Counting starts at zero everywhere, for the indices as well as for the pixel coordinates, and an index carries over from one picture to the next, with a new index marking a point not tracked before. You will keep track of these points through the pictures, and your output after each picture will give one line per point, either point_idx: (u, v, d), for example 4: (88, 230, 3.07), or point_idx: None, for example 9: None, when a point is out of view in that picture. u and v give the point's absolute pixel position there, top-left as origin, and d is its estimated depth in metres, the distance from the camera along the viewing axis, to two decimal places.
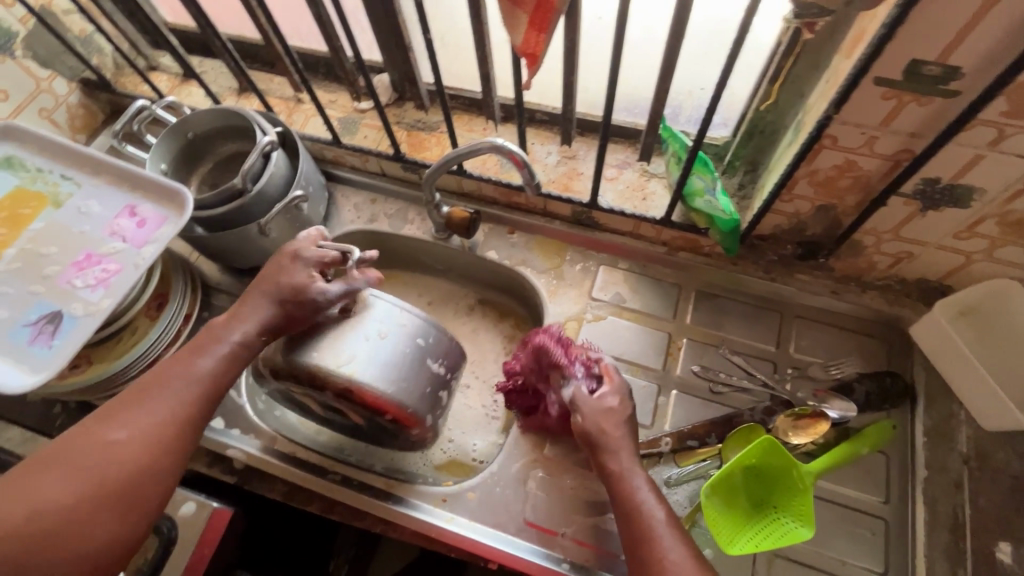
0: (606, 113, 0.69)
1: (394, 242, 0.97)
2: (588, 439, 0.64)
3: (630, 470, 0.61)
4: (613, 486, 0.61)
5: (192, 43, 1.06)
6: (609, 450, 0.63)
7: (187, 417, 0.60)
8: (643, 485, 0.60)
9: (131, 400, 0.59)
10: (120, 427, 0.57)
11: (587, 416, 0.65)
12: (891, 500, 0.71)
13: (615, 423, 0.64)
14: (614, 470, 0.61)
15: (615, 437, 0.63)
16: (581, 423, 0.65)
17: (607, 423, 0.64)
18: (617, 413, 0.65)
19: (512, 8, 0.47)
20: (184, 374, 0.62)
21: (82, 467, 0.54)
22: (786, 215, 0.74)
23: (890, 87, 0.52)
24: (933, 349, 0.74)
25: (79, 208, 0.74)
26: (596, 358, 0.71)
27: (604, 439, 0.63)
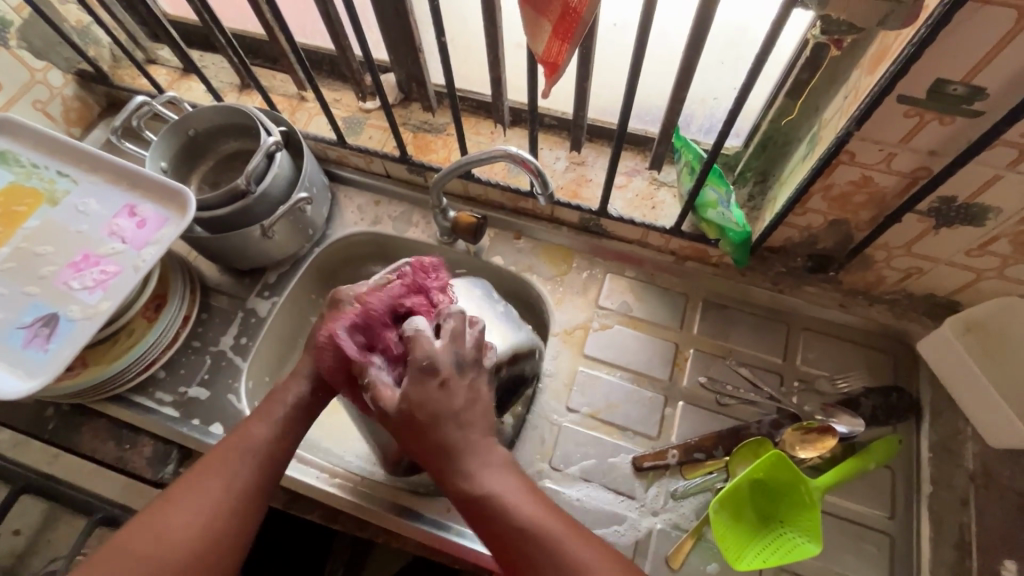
0: (621, 122, 0.68)
1: (398, 245, 0.96)
2: (412, 444, 0.55)
3: (482, 482, 0.53)
4: (465, 496, 0.53)
5: (193, 36, 1.03)
6: (466, 472, 0.54)
7: (256, 482, 0.57)
8: (514, 498, 0.53)
9: (200, 470, 0.56)
10: (181, 501, 0.54)
11: (395, 414, 0.55)
12: (898, 516, 0.71)
13: (430, 395, 0.55)
14: (480, 496, 0.52)
15: (437, 410, 0.54)
16: (403, 422, 0.55)
17: (422, 390, 0.55)
18: (438, 387, 0.55)
19: (536, 16, 0.46)
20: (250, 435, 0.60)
21: (151, 549, 0.51)
22: (797, 228, 0.74)
23: (913, 105, 0.52)
24: (938, 364, 0.74)
25: (76, 207, 0.72)
26: (440, 310, 0.61)
27: (428, 443, 0.54)
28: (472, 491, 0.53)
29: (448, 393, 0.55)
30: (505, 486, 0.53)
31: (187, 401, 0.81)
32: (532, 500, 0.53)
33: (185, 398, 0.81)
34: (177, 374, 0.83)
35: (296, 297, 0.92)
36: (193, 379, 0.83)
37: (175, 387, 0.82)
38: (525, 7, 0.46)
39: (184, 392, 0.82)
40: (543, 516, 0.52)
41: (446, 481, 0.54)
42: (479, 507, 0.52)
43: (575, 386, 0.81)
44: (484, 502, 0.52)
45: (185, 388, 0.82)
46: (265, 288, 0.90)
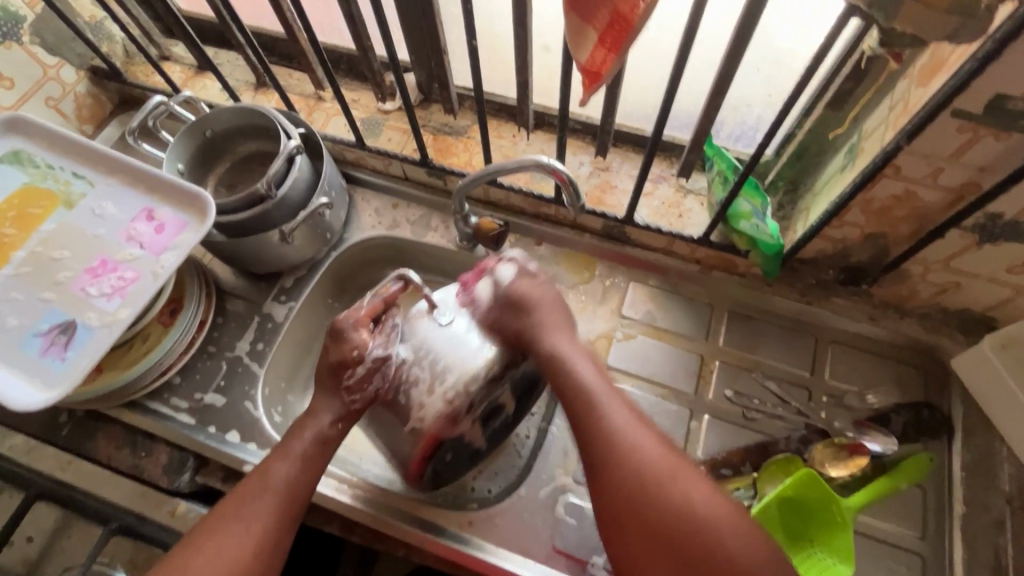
0: (656, 130, 0.66)
1: (415, 250, 0.94)
2: (518, 334, 0.67)
3: (578, 368, 0.62)
4: (547, 357, 0.64)
5: (209, 33, 1.01)
6: (569, 360, 0.63)
7: (274, 531, 0.58)
8: (606, 396, 0.60)
9: (217, 519, 0.57)
10: (216, 542, 0.56)
11: (501, 295, 0.69)
12: (928, 536, 0.70)
13: (538, 289, 0.69)
14: (585, 389, 0.60)
15: (538, 298, 0.68)
16: (501, 317, 0.68)
17: (533, 285, 0.69)
18: (539, 285, 0.69)
19: (582, 24, 0.44)
20: (269, 477, 0.60)
21: None
22: (831, 240, 0.72)
23: (968, 120, 0.50)
24: (974, 382, 0.73)
25: (93, 210, 0.70)
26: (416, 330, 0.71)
27: (528, 325, 0.66)
28: (577, 383, 0.61)
29: (533, 289, 0.69)
30: (603, 386, 0.61)
31: (203, 408, 0.80)
32: (621, 404, 0.60)
33: (201, 405, 0.80)
34: (193, 381, 0.82)
35: (312, 301, 0.90)
36: (209, 385, 0.81)
37: (191, 393, 0.81)
38: (571, 14, 0.44)
39: (200, 399, 0.80)
40: (634, 425, 0.58)
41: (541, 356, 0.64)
42: (580, 393, 0.60)
43: None
44: (583, 389, 0.60)
45: (200, 394, 0.81)
46: (281, 293, 0.88)
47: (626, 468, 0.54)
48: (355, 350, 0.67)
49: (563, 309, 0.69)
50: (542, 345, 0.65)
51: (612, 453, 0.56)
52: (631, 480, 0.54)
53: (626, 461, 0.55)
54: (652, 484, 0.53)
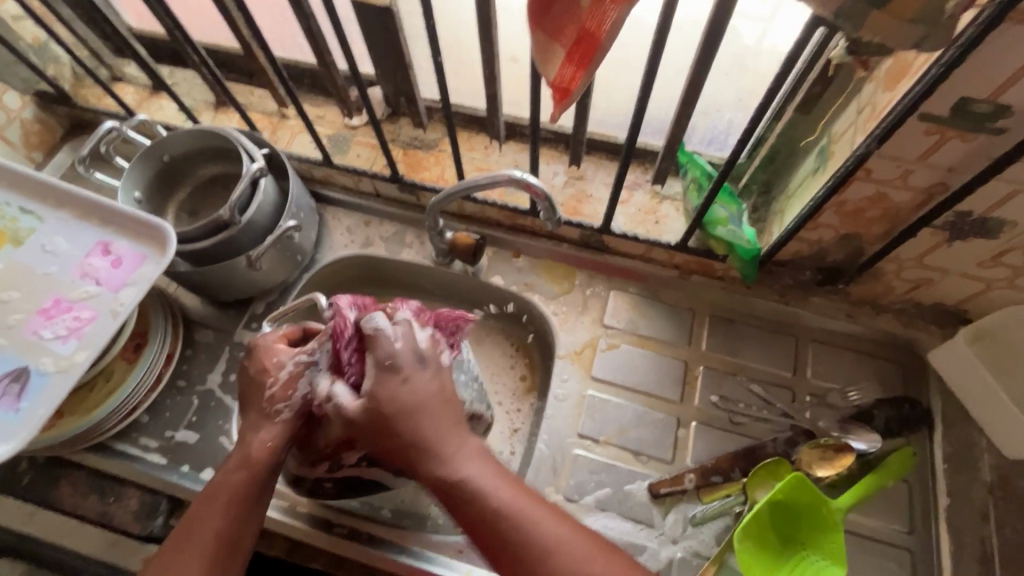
0: (629, 139, 0.65)
1: (391, 267, 0.91)
2: (382, 443, 0.54)
3: (466, 477, 0.52)
4: (421, 450, 0.53)
5: (162, 52, 0.97)
6: (443, 458, 0.53)
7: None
8: (484, 484, 0.52)
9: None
10: None
11: (360, 416, 0.54)
12: (916, 530, 0.70)
13: (409, 388, 0.54)
14: (456, 483, 0.52)
15: (411, 402, 0.54)
16: (375, 439, 0.54)
17: (412, 409, 0.54)
18: (410, 389, 0.54)
19: (548, 41, 0.43)
20: (201, 522, 0.54)
21: None
22: (807, 242, 0.72)
23: (934, 123, 0.50)
24: (949, 373, 0.74)
25: (43, 246, 0.66)
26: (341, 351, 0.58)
27: (404, 444, 0.53)
28: (449, 477, 0.52)
29: (402, 395, 0.54)
30: (478, 469, 0.53)
31: (175, 445, 0.76)
32: (528, 499, 0.52)
33: (173, 443, 0.76)
34: (163, 419, 0.78)
35: None
36: (180, 422, 0.78)
37: (162, 431, 0.77)
38: (536, 32, 0.43)
39: (171, 437, 0.77)
40: (519, 507, 0.51)
41: (419, 466, 0.53)
42: (460, 494, 0.52)
43: (584, 411, 0.78)
44: (465, 492, 0.52)
45: (171, 432, 0.77)
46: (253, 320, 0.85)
47: (528, 555, 0.50)
48: (273, 359, 0.61)
49: (449, 407, 0.55)
50: (428, 458, 0.53)
51: (511, 549, 0.50)
52: (544, 569, 0.49)
53: (535, 556, 0.49)
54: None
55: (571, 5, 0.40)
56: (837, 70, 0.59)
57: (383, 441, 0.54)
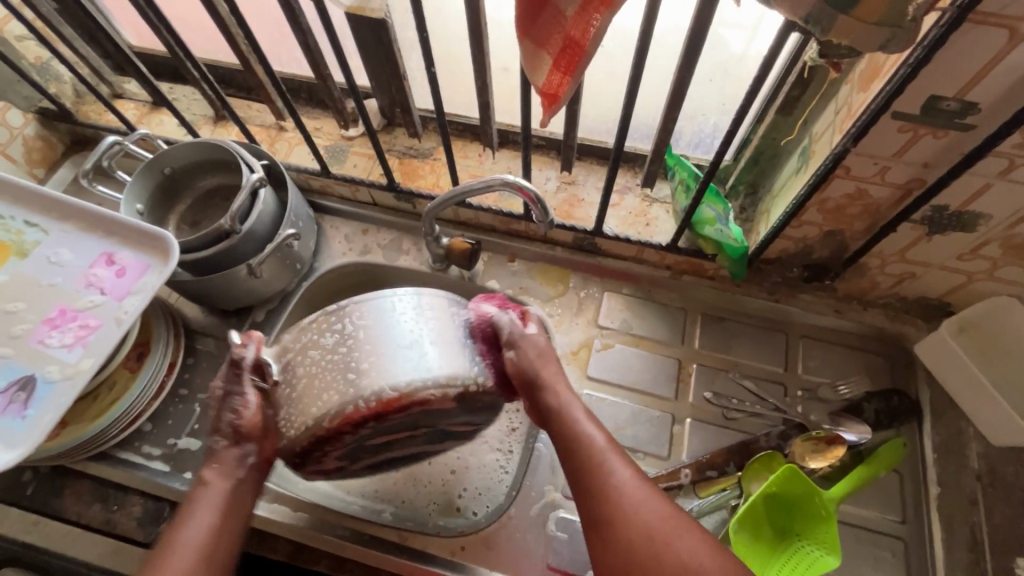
0: (618, 143, 0.67)
1: (389, 274, 0.93)
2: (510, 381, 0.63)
3: (574, 414, 0.60)
4: (536, 391, 0.61)
5: (163, 68, 0.99)
6: (555, 393, 0.61)
7: None
8: (585, 423, 0.59)
9: None
10: None
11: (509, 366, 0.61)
12: (908, 520, 0.72)
13: (542, 354, 0.62)
14: (564, 416, 0.59)
15: (544, 358, 0.62)
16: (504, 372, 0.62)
17: (543, 363, 0.61)
18: (545, 341, 0.64)
19: (536, 49, 0.45)
20: (181, 535, 0.55)
21: None
22: (793, 240, 0.74)
23: (907, 121, 0.53)
24: (936, 364, 0.76)
25: (48, 258, 0.67)
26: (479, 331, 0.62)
27: (535, 385, 0.61)
28: (558, 411, 0.60)
29: (537, 346, 0.62)
30: (580, 412, 0.60)
31: (178, 453, 0.77)
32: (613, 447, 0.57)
33: (175, 450, 0.77)
34: (165, 426, 0.79)
35: None
36: (182, 430, 0.79)
37: (165, 439, 0.78)
38: (523, 41, 0.45)
39: (173, 444, 0.78)
40: (609, 449, 0.57)
41: (539, 403, 0.61)
42: (563, 422, 0.59)
43: None
44: (567, 426, 0.59)
45: (174, 439, 0.78)
46: (253, 328, 0.86)
47: (604, 491, 0.54)
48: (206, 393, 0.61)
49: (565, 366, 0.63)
50: (546, 395, 0.60)
51: (594, 478, 0.55)
52: (612, 505, 0.53)
53: (607, 488, 0.54)
54: (627, 514, 0.52)
55: (557, 15, 0.43)
56: (813, 73, 0.61)
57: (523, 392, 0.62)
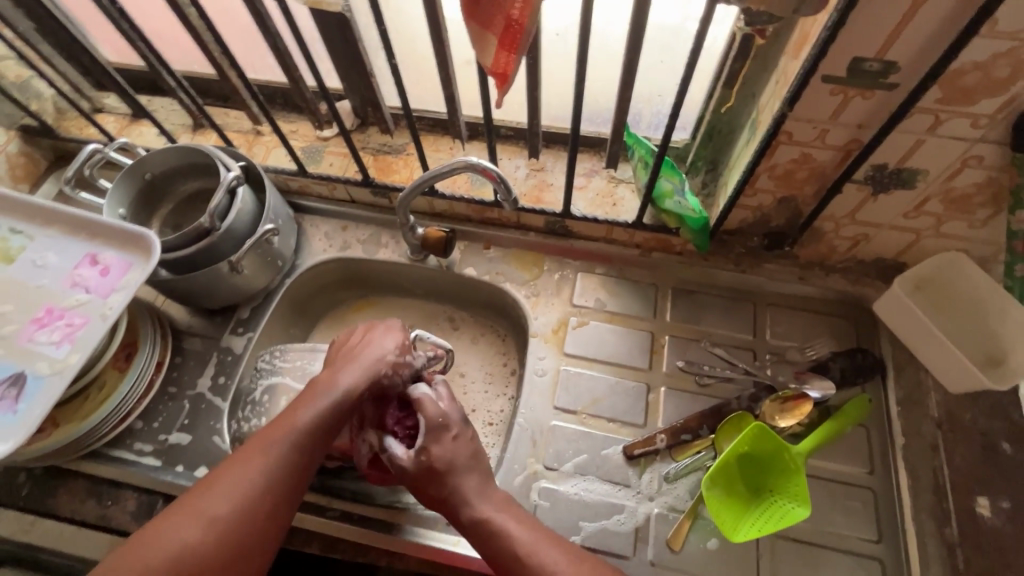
0: (575, 125, 0.71)
1: (369, 267, 0.95)
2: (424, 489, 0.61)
3: (492, 517, 0.59)
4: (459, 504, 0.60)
5: (141, 82, 1.02)
6: (471, 503, 0.60)
7: (336, 417, 0.62)
8: (504, 520, 0.59)
9: (300, 402, 0.62)
10: (288, 426, 0.60)
11: (415, 470, 0.61)
12: (877, 470, 0.74)
13: (448, 449, 0.62)
14: (484, 520, 0.59)
15: (452, 460, 0.61)
16: (422, 487, 0.61)
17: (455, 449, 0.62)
18: (454, 445, 0.62)
19: (481, 31, 0.49)
20: (341, 372, 0.65)
21: (253, 471, 0.56)
22: (750, 209, 0.78)
23: (836, 84, 0.56)
24: (894, 319, 0.79)
25: (34, 261, 0.70)
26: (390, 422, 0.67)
27: (445, 492, 0.60)
28: (477, 516, 0.59)
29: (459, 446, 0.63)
30: (498, 512, 0.59)
31: (169, 448, 0.79)
32: (529, 530, 0.58)
33: (166, 445, 0.80)
34: (156, 423, 0.81)
35: (270, 330, 0.91)
36: (172, 425, 0.81)
37: (155, 436, 0.80)
38: (469, 22, 0.49)
39: (164, 440, 0.80)
40: (538, 539, 0.57)
41: (455, 509, 0.60)
42: (484, 529, 0.59)
43: (559, 384, 0.83)
44: (486, 525, 0.58)
45: (165, 435, 0.80)
46: (238, 324, 0.89)
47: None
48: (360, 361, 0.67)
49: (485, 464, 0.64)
50: (466, 511, 0.60)
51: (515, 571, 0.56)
52: None
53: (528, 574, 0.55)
54: None
55: None
56: (755, 47, 0.64)
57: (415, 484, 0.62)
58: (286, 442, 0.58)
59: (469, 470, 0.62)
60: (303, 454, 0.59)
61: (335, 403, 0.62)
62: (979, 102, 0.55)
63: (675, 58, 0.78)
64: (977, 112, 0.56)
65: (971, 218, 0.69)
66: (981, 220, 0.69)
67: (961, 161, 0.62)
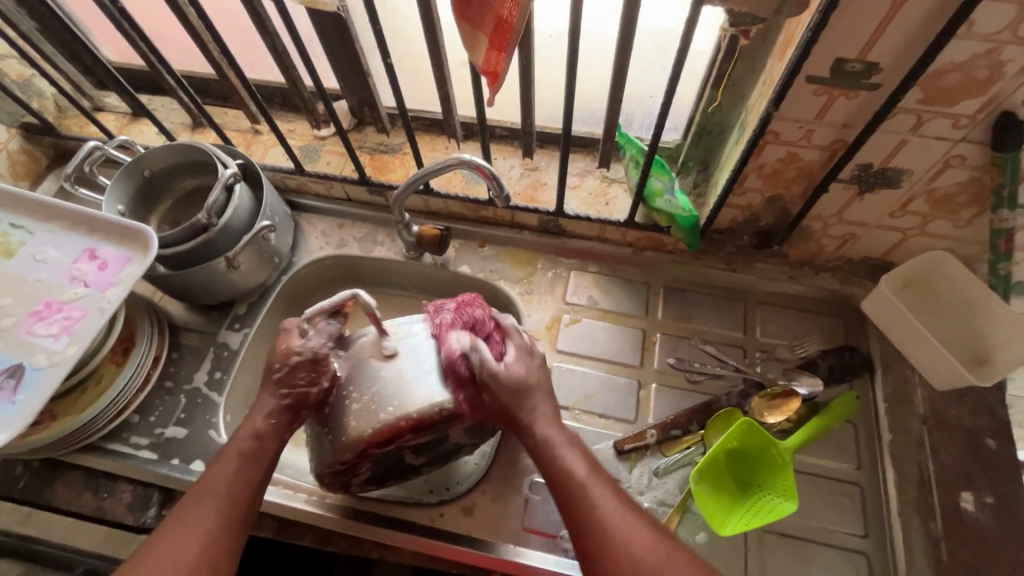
0: (566, 125, 0.72)
1: (365, 265, 0.97)
2: (503, 413, 0.64)
3: (556, 450, 0.62)
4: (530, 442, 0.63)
5: (141, 81, 1.03)
6: (533, 431, 0.63)
7: (272, 434, 0.64)
8: (566, 452, 0.62)
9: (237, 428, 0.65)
10: (231, 451, 0.63)
11: (503, 380, 0.63)
12: (863, 466, 0.75)
13: (533, 372, 0.66)
14: (542, 449, 0.62)
15: (532, 380, 0.65)
16: (506, 405, 0.63)
17: (517, 393, 0.63)
18: (536, 371, 0.66)
19: (473, 31, 0.50)
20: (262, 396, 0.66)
21: (213, 493, 0.59)
22: (740, 208, 0.79)
23: (821, 84, 0.58)
24: (881, 318, 0.80)
25: (34, 256, 0.71)
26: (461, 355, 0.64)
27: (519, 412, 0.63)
28: (535, 443, 0.63)
29: (541, 375, 0.66)
30: (560, 442, 0.63)
31: (165, 441, 0.80)
32: (591, 472, 0.61)
33: (163, 439, 0.80)
34: (152, 417, 0.82)
35: (266, 326, 0.92)
36: (169, 419, 0.82)
37: (151, 429, 0.81)
38: (461, 22, 0.50)
39: (160, 434, 0.81)
40: (590, 479, 0.60)
41: (528, 431, 0.63)
42: (547, 460, 0.62)
43: (552, 381, 0.84)
44: (551, 459, 0.61)
45: (161, 429, 0.81)
46: (235, 320, 0.90)
47: (597, 521, 0.57)
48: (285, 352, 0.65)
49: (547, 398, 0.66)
50: (528, 431, 0.63)
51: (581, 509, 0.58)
52: (609, 532, 0.56)
53: (592, 514, 0.57)
54: (612, 532, 0.56)
55: None
56: (742, 48, 0.66)
57: (497, 398, 0.63)
58: (234, 465, 0.62)
59: (545, 393, 0.66)
60: (250, 476, 0.61)
61: (268, 424, 0.64)
62: (959, 103, 0.56)
63: (666, 60, 0.79)
64: (958, 113, 0.57)
65: (956, 218, 0.70)
66: (965, 219, 0.70)
67: (944, 160, 0.63)
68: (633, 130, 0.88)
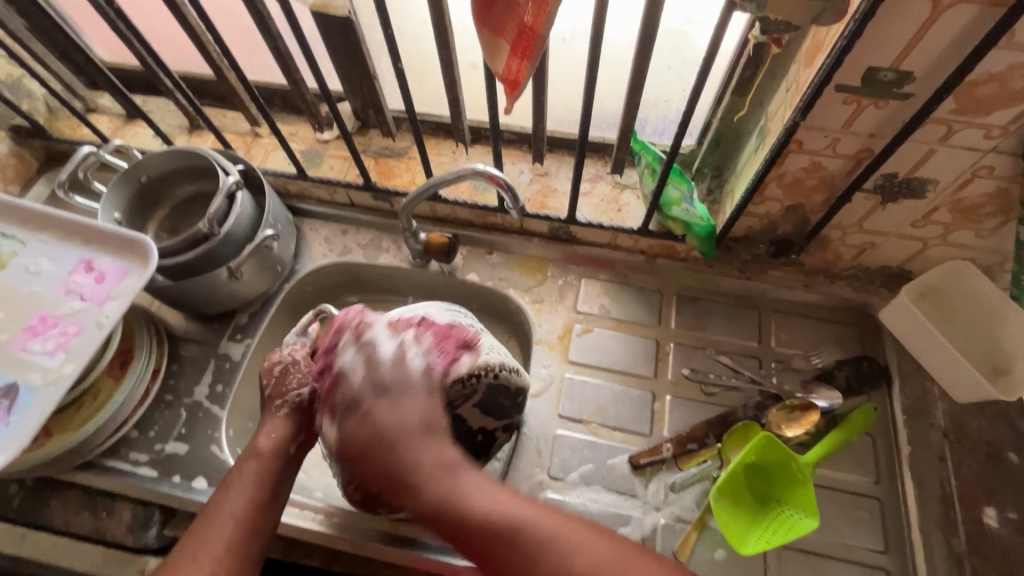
0: (582, 131, 0.70)
1: (370, 273, 0.94)
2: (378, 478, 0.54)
3: (453, 496, 0.51)
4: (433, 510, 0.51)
5: (136, 81, 1.00)
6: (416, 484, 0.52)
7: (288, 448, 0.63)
8: (470, 489, 0.51)
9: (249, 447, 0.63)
10: (243, 471, 0.60)
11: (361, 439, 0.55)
12: (883, 480, 0.74)
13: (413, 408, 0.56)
14: (438, 507, 0.51)
15: (392, 427, 0.55)
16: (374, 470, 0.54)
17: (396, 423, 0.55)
18: (394, 411, 0.56)
19: (493, 38, 0.48)
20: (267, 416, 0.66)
21: (224, 517, 0.56)
22: (758, 217, 0.77)
23: (850, 93, 0.56)
24: (900, 328, 0.79)
25: (27, 268, 0.68)
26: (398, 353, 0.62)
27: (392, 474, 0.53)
28: (431, 506, 0.51)
29: (392, 414, 0.55)
30: (453, 486, 0.51)
31: (165, 458, 0.77)
32: (512, 499, 0.51)
33: (162, 455, 0.78)
34: (152, 433, 0.79)
35: (269, 336, 0.89)
36: (169, 435, 0.79)
37: (151, 445, 0.78)
38: (482, 29, 0.47)
39: (160, 449, 0.78)
40: (504, 505, 0.50)
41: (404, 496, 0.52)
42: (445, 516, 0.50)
43: (564, 393, 0.82)
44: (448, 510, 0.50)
45: (161, 444, 0.78)
46: (236, 331, 0.87)
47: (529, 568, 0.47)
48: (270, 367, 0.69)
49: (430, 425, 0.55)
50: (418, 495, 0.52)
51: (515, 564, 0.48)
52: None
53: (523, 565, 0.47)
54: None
55: (511, 3, 0.45)
56: (765, 54, 0.63)
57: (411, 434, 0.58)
58: (247, 483, 0.59)
59: (421, 430, 0.55)
60: (262, 495, 0.59)
61: (279, 440, 0.63)
62: (994, 113, 0.54)
63: (683, 64, 0.77)
64: (991, 123, 0.55)
65: (980, 227, 0.68)
66: (989, 229, 0.68)
67: (972, 170, 0.61)
68: (646, 135, 0.86)
